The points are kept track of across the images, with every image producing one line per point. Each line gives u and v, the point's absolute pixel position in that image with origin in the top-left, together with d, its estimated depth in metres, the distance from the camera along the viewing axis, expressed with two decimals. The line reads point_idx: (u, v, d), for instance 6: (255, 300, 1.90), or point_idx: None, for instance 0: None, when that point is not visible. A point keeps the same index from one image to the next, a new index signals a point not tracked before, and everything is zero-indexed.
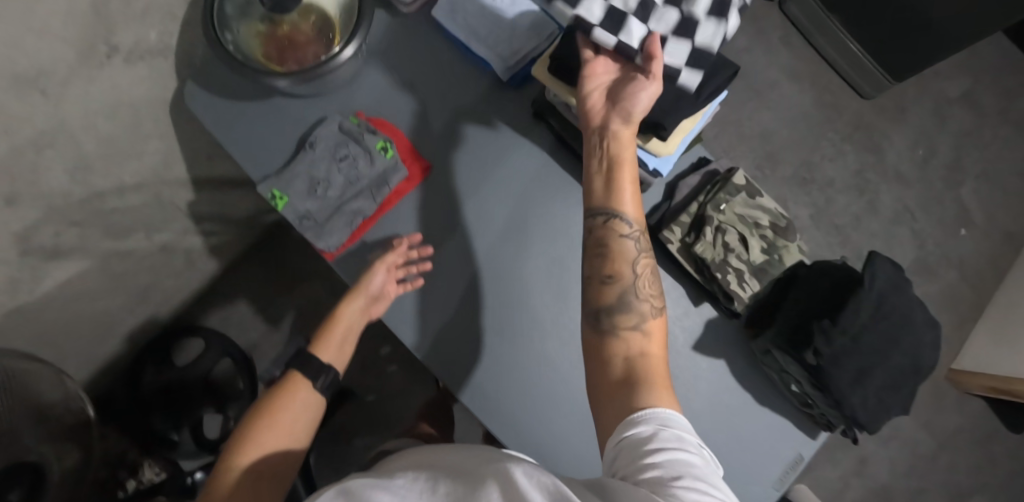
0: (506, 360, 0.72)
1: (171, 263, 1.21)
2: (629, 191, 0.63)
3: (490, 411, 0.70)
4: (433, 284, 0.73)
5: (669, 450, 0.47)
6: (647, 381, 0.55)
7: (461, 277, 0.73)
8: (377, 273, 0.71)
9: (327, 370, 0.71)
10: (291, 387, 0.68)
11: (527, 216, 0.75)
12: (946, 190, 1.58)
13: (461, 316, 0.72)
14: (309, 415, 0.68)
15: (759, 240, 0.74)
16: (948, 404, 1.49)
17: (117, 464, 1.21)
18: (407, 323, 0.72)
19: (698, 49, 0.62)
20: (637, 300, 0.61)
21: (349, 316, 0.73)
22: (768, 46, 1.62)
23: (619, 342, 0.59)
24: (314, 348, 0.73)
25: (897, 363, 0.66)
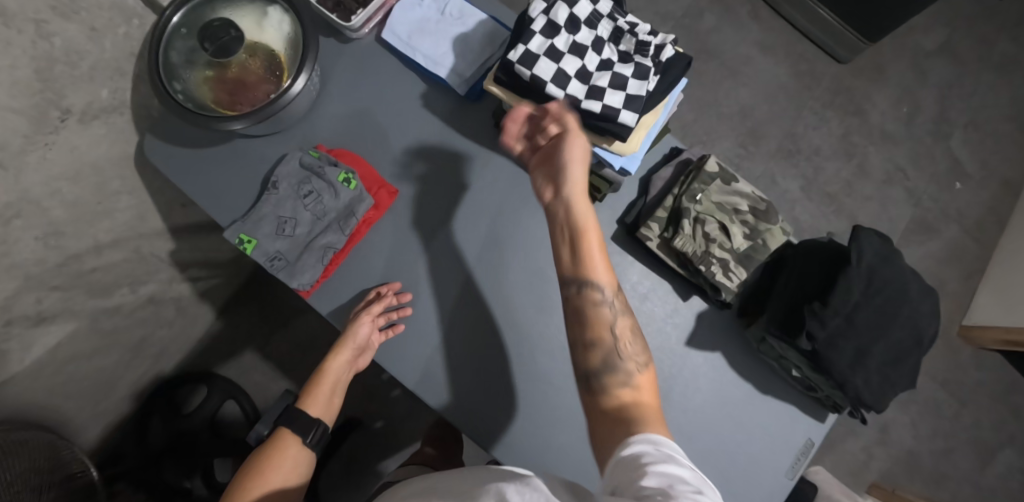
0: (496, 382, 0.70)
1: (162, 314, 1.20)
2: (596, 251, 0.62)
3: (487, 433, 0.69)
4: (415, 310, 0.71)
5: (660, 462, 0.47)
6: (642, 419, 0.55)
7: (443, 299, 0.72)
8: (362, 324, 0.69)
9: (317, 423, 0.70)
10: (280, 443, 0.67)
11: (500, 231, 0.73)
12: (935, 144, 1.56)
13: (446, 340, 0.71)
14: (298, 469, 0.67)
15: (740, 226, 0.71)
16: (964, 361, 1.46)
17: None
18: (393, 353, 0.71)
19: (630, 97, 0.62)
20: (621, 361, 0.60)
21: (335, 369, 0.72)
22: (736, 22, 1.59)
23: (608, 398, 0.58)
24: (301, 403, 0.72)
25: (896, 337, 0.64)
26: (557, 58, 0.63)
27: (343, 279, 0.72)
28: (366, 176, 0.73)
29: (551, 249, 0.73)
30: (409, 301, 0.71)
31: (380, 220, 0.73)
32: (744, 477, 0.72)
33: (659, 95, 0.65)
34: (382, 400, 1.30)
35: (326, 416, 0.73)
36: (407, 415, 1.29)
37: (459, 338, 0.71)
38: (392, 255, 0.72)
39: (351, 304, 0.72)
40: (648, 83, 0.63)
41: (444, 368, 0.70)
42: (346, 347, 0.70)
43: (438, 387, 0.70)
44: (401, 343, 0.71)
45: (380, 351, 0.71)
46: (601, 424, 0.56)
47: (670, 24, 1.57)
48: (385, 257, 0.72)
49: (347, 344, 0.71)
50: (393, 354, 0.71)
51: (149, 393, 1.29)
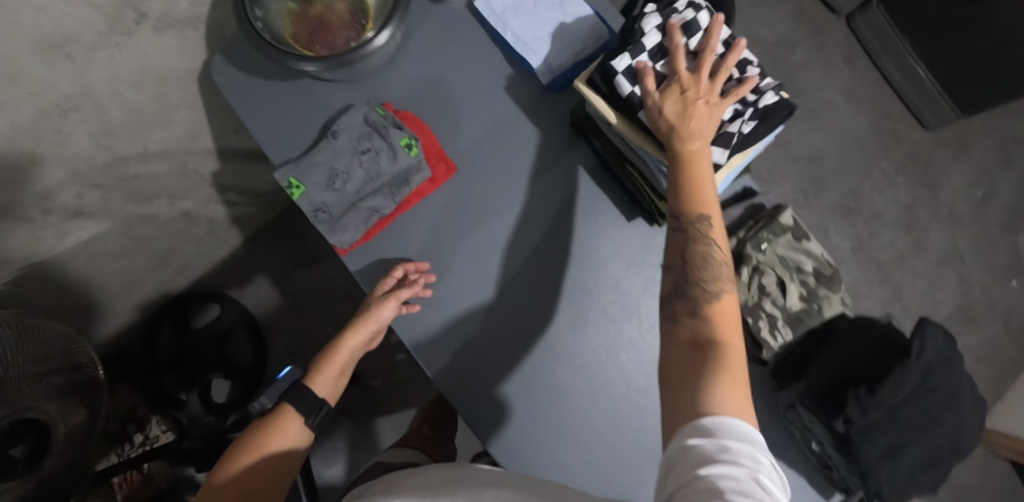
0: (510, 381, 0.68)
1: (193, 230, 1.21)
2: (703, 179, 0.57)
3: (496, 433, 0.67)
4: (447, 293, 0.69)
5: (719, 466, 0.42)
6: (721, 368, 0.49)
7: (478, 289, 0.69)
8: (387, 306, 0.66)
9: (320, 404, 0.71)
10: (280, 418, 0.69)
11: (550, 232, 0.71)
12: (1003, 236, 1.48)
13: (475, 330, 0.69)
14: (294, 448, 0.68)
15: (799, 286, 0.67)
16: (972, 462, 1.42)
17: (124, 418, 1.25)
18: (418, 330, 0.68)
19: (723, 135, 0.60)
20: (701, 291, 0.56)
21: (351, 344, 0.76)
22: (828, 63, 1.51)
23: (682, 329, 0.55)
24: (308, 378, 0.74)
25: (935, 441, 0.61)
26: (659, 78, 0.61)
27: (382, 245, 0.70)
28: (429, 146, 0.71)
29: (599, 261, 0.71)
30: (446, 283, 0.69)
31: (431, 193, 0.70)
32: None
33: (748, 143, 0.62)
34: (384, 362, 1.30)
35: (330, 397, 0.74)
36: (406, 382, 1.29)
37: (486, 332, 0.69)
38: (437, 232, 0.70)
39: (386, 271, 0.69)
40: (737, 129, 0.60)
41: (464, 356, 0.68)
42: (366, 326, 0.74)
43: (456, 375, 0.68)
44: (427, 322, 0.69)
45: (404, 325, 0.68)
46: (672, 376, 0.52)
47: (759, 49, 1.49)
48: (428, 231, 0.70)
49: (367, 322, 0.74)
50: (411, 332, 0.68)
51: (164, 304, 1.32)
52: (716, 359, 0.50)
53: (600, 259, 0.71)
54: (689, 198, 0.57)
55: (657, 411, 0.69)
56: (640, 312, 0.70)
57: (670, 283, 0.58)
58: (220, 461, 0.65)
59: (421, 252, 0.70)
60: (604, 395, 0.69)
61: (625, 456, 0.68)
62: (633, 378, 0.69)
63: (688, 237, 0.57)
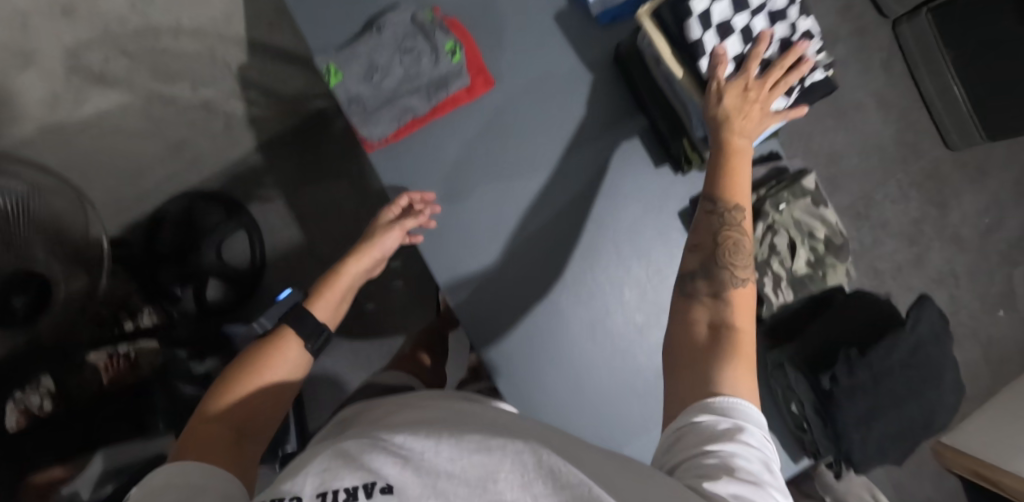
0: (514, 298, 0.70)
1: (210, 124, 1.24)
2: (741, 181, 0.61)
3: (494, 346, 0.69)
4: (477, 220, 0.70)
5: (726, 442, 0.44)
6: (735, 350, 0.52)
7: (505, 221, 0.70)
8: (392, 234, 0.68)
9: (320, 329, 0.72)
10: (281, 342, 0.69)
11: (582, 178, 0.71)
12: (999, 266, 1.51)
13: (499, 265, 0.70)
14: (289, 377, 0.69)
15: (807, 251, 0.69)
16: (923, 471, 1.49)
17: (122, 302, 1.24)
18: (444, 256, 0.69)
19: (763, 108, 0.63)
20: (721, 270, 0.59)
21: (353, 273, 0.79)
22: (865, 66, 1.50)
23: (700, 309, 0.57)
24: (308, 302, 0.75)
25: (910, 413, 0.64)
26: (727, 34, 0.60)
27: (416, 160, 0.70)
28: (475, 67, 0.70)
29: (626, 217, 0.72)
30: (479, 211, 0.70)
31: (472, 116, 0.70)
32: None
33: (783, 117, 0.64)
34: (381, 286, 1.32)
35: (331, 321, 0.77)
36: (400, 309, 1.32)
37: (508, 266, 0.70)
38: (472, 155, 0.70)
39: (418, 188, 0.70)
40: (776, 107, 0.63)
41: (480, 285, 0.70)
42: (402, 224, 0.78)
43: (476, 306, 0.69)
44: (455, 249, 0.69)
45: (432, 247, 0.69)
46: (682, 354, 0.54)
47: None
48: (464, 153, 0.70)
49: (372, 248, 0.80)
50: (439, 256, 0.69)
51: (172, 197, 1.25)
52: (731, 344, 0.52)
53: (626, 211, 0.72)
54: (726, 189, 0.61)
55: (651, 351, 0.71)
56: (658, 271, 0.72)
57: (698, 261, 0.60)
58: (211, 391, 0.64)
59: (455, 175, 0.70)
60: (603, 326, 0.71)
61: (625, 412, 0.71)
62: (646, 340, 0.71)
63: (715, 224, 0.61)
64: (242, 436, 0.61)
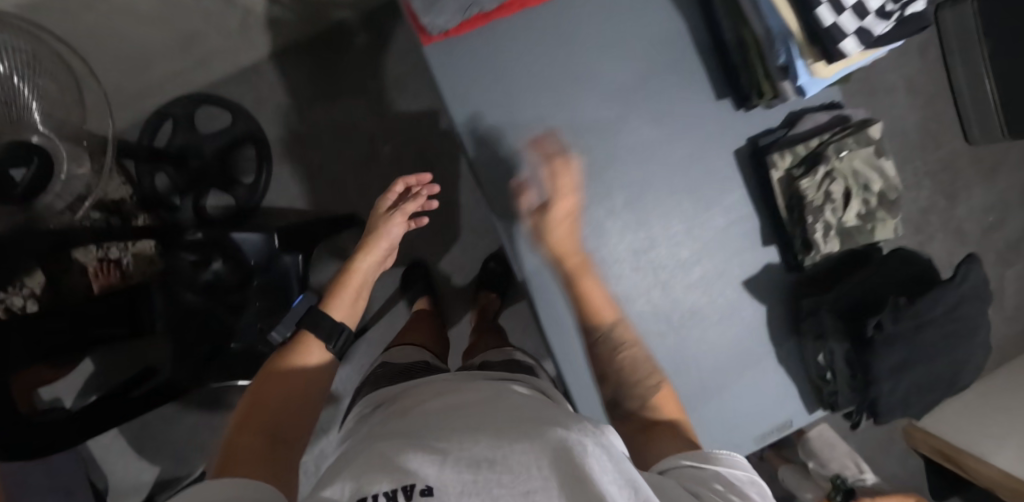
0: (559, 219, 0.66)
1: (224, 18, 1.09)
2: (597, 293, 0.62)
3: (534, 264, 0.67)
4: (561, 215, 0.66)
5: (715, 467, 0.44)
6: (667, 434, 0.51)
7: (588, 220, 0.67)
8: (394, 223, 0.86)
9: (338, 328, 0.75)
10: (304, 348, 0.71)
11: (670, 188, 0.68)
12: (993, 265, 1.55)
13: (578, 261, 0.67)
14: (319, 368, 0.70)
15: (860, 203, 0.67)
16: (893, 452, 1.54)
17: (112, 210, 1.18)
18: (524, 244, 0.66)
19: (863, 29, 0.56)
20: (631, 380, 0.58)
21: (365, 266, 0.83)
22: (903, 47, 1.48)
23: (630, 403, 0.56)
24: (325, 303, 0.79)
25: (939, 369, 0.66)
26: None
27: (502, 127, 0.65)
28: (568, 37, 0.65)
29: (704, 234, 0.69)
30: (563, 204, 0.66)
31: (555, 60, 0.65)
32: (722, 419, 0.73)
33: (877, 44, 0.59)
34: None
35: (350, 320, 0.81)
36: (409, 239, 1.29)
37: (586, 263, 0.68)
38: (563, 138, 0.66)
39: (482, 102, 0.64)
40: (876, 27, 0.56)
41: (552, 282, 0.68)
42: (414, 199, 0.86)
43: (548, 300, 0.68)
44: (535, 240, 0.66)
45: (514, 231, 0.66)
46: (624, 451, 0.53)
47: None
48: (554, 133, 0.66)
49: (381, 241, 0.84)
50: (501, 197, 0.66)
51: (174, 99, 1.25)
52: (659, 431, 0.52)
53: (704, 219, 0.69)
54: (591, 314, 0.61)
55: (692, 286, 0.70)
56: (716, 285, 0.70)
57: (610, 392, 0.58)
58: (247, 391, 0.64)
59: (544, 156, 0.66)
60: (648, 257, 0.68)
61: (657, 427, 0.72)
62: (698, 361, 0.71)
63: (608, 347, 0.60)
64: (277, 438, 0.56)
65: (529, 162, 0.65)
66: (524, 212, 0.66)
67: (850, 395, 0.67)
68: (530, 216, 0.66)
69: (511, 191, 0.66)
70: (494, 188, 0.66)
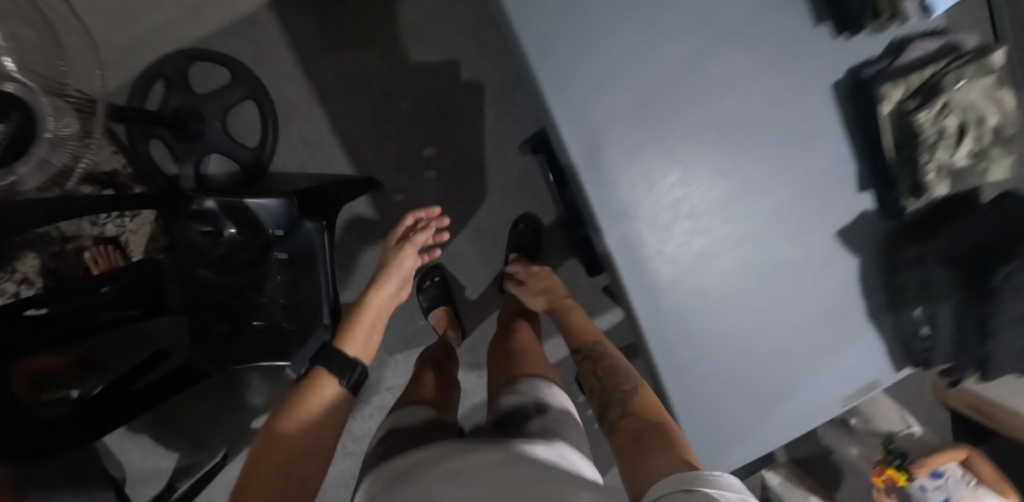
0: (648, 168, 0.57)
1: None
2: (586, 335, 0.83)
3: (621, 222, 0.57)
4: (657, 188, 0.58)
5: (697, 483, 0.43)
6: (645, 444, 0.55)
7: (681, 192, 0.59)
8: (407, 257, 0.87)
9: (350, 364, 0.71)
10: (315, 384, 0.70)
11: (765, 145, 0.60)
12: None
13: (671, 236, 0.59)
14: (331, 405, 0.69)
15: (973, 140, 0.59)
16: None
17: (106, 180, 1.13)
18: (618, 228, 0.57)
19: None
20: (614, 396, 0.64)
21: (376, 304, 0.82)
22: None
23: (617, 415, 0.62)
24: (341, 341, 0.78)
25: None
26: None
27: (589, 87, 0.55)
28: None
29: (796, 191, 0.62)
30: (657, 176, 0.58)
31: None
32: (804, 381, 0.68)
33: None
34: (412, 176, 1.21)
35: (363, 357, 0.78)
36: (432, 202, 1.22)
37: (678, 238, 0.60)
38: (656, 94, 0.56)
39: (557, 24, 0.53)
40: None
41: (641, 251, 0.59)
42: (423, 232, 0.88)
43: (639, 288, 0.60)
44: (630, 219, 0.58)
45: (607, 214, 0.57)
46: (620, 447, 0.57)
47: None
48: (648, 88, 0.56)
49: (393, 274, 0.85)
50: (585, 144, 0.55)
51: (168, 55, 1.16)
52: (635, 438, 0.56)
53: (796, 179, 0.62)
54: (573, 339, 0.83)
55: (782, 240, 0.63)
56: (806, 237, 0.64)
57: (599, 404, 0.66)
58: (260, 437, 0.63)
59: (637, 117, 0.56)
60: (738, 208, 0.61)
61: (739, 410, 0.67)
62: (781, 337, 0.66)
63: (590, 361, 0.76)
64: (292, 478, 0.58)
65: (621, 126, 0.56)
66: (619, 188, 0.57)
67: (952, 349, 0.66)
68: (625, 192, 0.57)
69: (603, 162, 0.56)
70: (586, 162, 0.55)
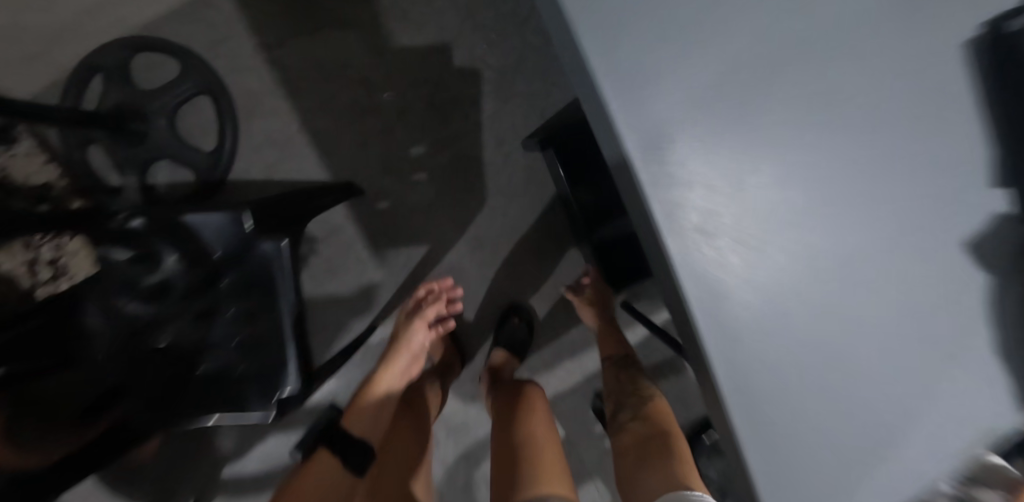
0: (735, 154, 0.40)
1: None
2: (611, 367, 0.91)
3: (696, 231, 0.39)
4: (742, 195, 0.41)
5: None
6: (662, 457, 0.68)
7: (777, 199, 0.41)
8: (421, 331, 0.93)
9: (352, 449, 0.76)
10: (316, 461, 0.76)
11: (879, 130, 0.43)
12: None
13: (761, 248, 0.41)
14: (333, 476, 0.74)
15: None
16: None
17: (40, 196, 0.97)
18: (694, 255, 0.39)
19: None
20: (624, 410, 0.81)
21: (390, 378, 0.87)
22: None
23: (625, 436, 0.77)
24: (348, 421, 0.81)
25: None
26: None
27: (644, 54, 0.38)
28: None
29: (915, 194, 0.44)
30: (742, 178, 0.40)
31: None
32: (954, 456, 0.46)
33: None
34: (400, 180, 1.04)
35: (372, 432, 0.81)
36: (424, 209, 1.05)
37: (777, 265, 0.41)
38: (737, 58, 0.39)
39: None
40: None
41: (719, 274, 0.40)
42: (432, 305, 0.95)
43: (731, 344, 0.41)
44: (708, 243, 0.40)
45: (678, 235, 0.39)
46: (629, 481, 0.70)
47: None
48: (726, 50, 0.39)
49: (404, 351, 0.90)
50: (647, 121, 0.38)
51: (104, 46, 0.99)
52: (653, 450, 0.70)
53: (926, 176, 0.45)
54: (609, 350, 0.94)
55: (905, 258, 0.44)
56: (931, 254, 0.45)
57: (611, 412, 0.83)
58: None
59: (713, 92, 0.39)
60: (846, 216, 0.43)
61: None
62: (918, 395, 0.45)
63: (619, 373, 0.89)
64: None
65: (692, 106, 0.39)
66: (692, 198, 0.39)
67: None
68: (699, 204, 0.40)
69: (669, 161, 0.39)
70: (645, 162, 0.38)
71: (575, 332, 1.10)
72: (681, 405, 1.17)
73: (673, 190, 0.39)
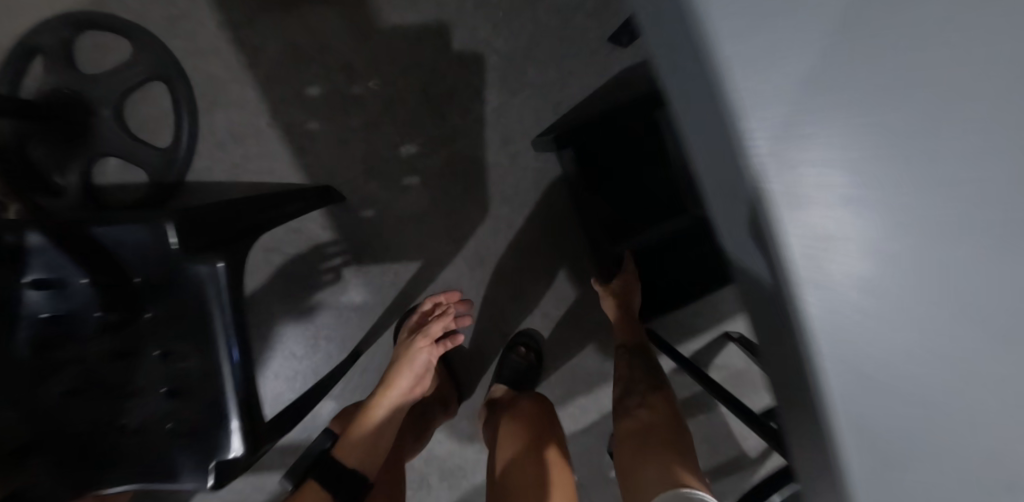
0: (935, 178, 0.24)
1: None
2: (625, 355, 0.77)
3: (859, 307, 0.24)
4: (950, 253, 0.25)
5: None
6: (674, 454, 0.62)
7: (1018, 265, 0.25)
8: (423, 349, 0.73)
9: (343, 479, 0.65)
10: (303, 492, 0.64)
11: None
12: None
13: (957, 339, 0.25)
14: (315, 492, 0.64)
15: None
16: None
17: None
18: (856, 347, 0.25)
19: None
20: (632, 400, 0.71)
21: (386, 404, 0.70)
22: None
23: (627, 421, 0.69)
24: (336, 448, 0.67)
25: None
26: None
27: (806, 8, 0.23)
28: None
29: None
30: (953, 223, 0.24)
31: None
32: None
33: None
34: (389, 182, 0.88)
35: (367, 466, 0.68)
36: (416, 217, 0.89)
37: (994, 369, 0.25)
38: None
39: None
40: None
41: (885, 379, 0.25)
42: (438, 320, 0.75)
43: (887, 480, 0.26)
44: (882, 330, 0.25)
45: (829, 313, 0.24)
46: (629, 473, 0.64)
47: None
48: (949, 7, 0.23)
49: (404, 371, 0.71)
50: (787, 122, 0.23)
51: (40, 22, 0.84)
52: (658, 442, 0.64)
53: None
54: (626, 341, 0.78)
55: None
56: None
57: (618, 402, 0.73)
58: None
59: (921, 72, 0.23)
60: None
61: None
62: None
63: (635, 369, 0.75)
64: None
65: (880, 99, 0.23)
66: (860, 253, 0.24)
67: None
68: (870, 266, 0.24)
69: (825, 190, 0.24)
70: (783, 189, 0.24)
71: (590, 363, 0.92)
72: (712, 447, 1.00)
73: (824, 237, 0.24)
